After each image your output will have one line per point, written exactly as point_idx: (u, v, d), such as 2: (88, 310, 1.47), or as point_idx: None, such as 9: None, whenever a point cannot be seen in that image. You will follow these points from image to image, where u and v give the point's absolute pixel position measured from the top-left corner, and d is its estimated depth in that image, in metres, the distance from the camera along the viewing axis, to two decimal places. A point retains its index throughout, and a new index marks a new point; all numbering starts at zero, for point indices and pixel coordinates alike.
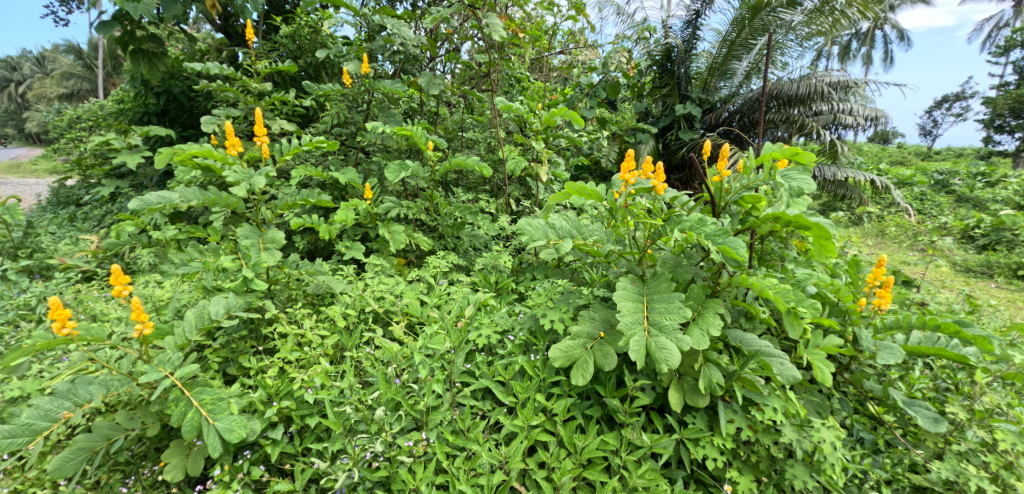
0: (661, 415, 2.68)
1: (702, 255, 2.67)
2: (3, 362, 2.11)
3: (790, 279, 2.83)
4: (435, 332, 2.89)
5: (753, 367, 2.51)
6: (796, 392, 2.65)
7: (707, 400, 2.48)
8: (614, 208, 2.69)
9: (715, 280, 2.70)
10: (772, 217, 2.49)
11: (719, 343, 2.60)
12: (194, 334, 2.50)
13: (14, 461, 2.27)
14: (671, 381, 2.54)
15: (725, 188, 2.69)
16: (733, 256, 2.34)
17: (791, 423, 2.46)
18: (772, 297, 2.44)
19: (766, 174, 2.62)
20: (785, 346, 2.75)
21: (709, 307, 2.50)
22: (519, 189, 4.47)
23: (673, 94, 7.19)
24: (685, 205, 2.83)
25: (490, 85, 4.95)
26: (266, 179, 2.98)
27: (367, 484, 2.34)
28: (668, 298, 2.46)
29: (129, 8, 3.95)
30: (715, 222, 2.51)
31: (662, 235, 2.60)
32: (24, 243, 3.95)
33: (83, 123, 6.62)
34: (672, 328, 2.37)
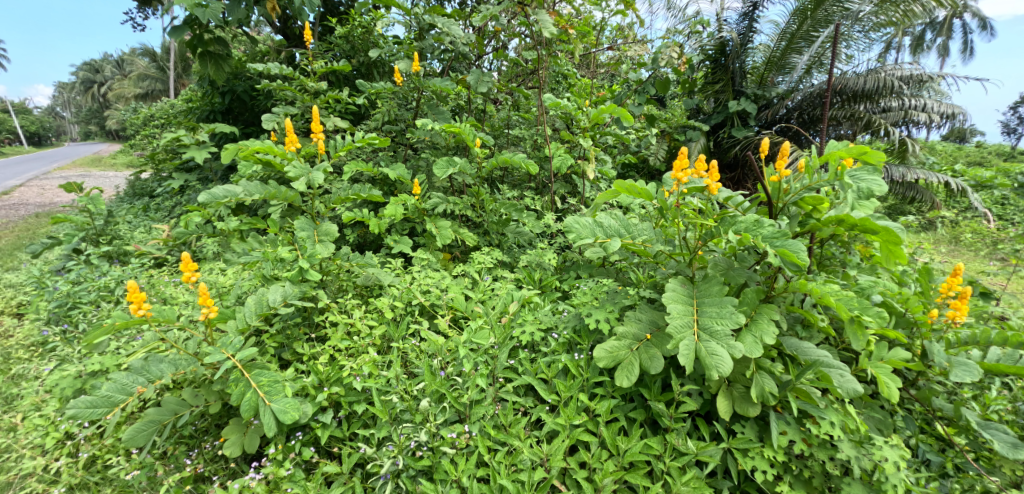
0: (708, 423, 2.61)
1: (757, 258, 2.57)
2: (86, 339, 2.22)
3: (853, 287, 2.63)
4: (480, 326, 2.90)
5: (810, 378, 2.41)
6: (856, 407, 2.53)
7: (757, 410, 2.39)
8: (665, 208, 2.60)
9: (770, 284, 2.61)
10: (835, 219, 2.36)
11: (773, 350, 2.50)
12: (254, 319, 2.57)
13: (95, 428, 2.46)
14: (720, 388, 2.46)
15: (783, 189, 2.61)
16: (793, 259, 2.25)
17: (849, 439, 2.35)
18: (833, 305, 2.31)
19: (832, 174, 2.49)
20: (845, 358, 2.64)
21: (764, 313, 2.42)
22: (564, 187, 4.45)
23: (726, 90, 6.83)
24: (739, 206, 2.71)
25: (536, 83, 4.98)
26: (323, 175, 3.09)
27: (410, 472, 2.38)
28: (720, 302, 2.39)
29: (199, 12, 4.20)
30: (773, 223, 2.42)
31: (714, 236, 2.52)
32: (106, 230, 4.13)
33: (156, 121, 7.07)
34: (724, 334, 2.30)
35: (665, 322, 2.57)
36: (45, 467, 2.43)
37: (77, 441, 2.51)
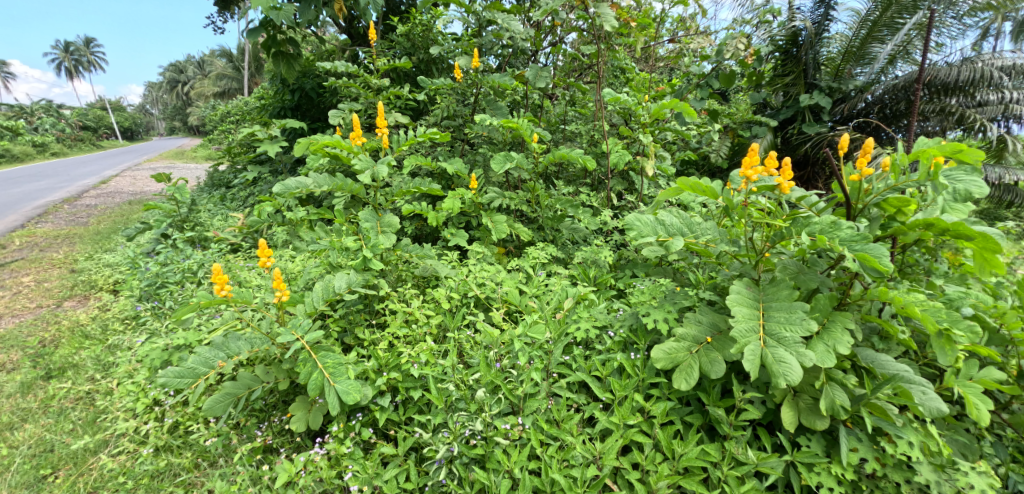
0: (770, 433, 2.52)
1: (830, 263, 2.44)
2: (174, 315, 2.38)
3: (941, 297, 2.48)
4: (535, 321, 2.92)
5: (887, 393, 2.28)
6: (937, 428, 2.39)
7: (826, 423, 2.29)
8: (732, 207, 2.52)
9: (844, 291, 2.48)
10: (924, 223, 2.23)
11: (846, 361, 2.38)
12: (321, 304, 2.68)
13: (179, 397, 2.68)
14: (785, 397, 2.38)
15: (864, 189, 2.45)
16: (874, 264, 2.16)
17: (928, 462, 2.24)
18: (918, 316, 2.20)
19: (922, 174, 2.33)
20: (927, 374, 2.49)
21: (837, 321, 2.31)
22: (621, 183, 4.39)
23: (799, 83, 5.37)
24: (813, 206, 2.59)
25: (594, 78, 4.95)
26: (387, 168, 3.21)
27: (464, 460, 2.42)
28: (790, 307, 2.30)
29: (274, 15, 4.44)
30: (851, 226, 2.30)
31: (784, 238, 2.45)
32: (189, 217, 4.46)
33: (232, 117, 7.53)
34: (793, 341, 2.22)
35: (727, 326, 2.50)
36: (136, 429, 2.69)
37: (163, 408, 2.77)
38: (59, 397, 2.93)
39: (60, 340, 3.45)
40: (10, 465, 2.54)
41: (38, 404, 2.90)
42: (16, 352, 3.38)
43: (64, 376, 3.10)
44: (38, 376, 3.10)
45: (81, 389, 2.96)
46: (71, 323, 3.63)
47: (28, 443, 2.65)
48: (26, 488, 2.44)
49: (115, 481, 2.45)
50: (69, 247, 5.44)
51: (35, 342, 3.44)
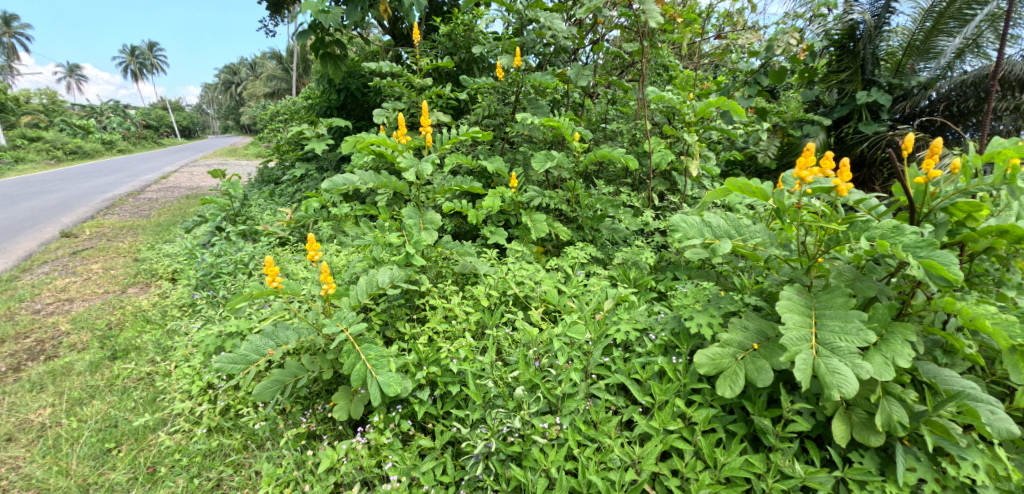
0: (819, 447, 2.43)
1: (890, 270, 2.34)
2: (228, 303, 2.47)
3: (1013, 310, 2.35)
4: (575, 321, 2.90)
5: (951, 411, 2.16)
6: (1004, 451, 2.26)
7: (880, 440, 2.20)
8: (784, 209, 2.43)
9: (905, 300, 2.37)
10: (997, 230, 2.12)
11: (906, 375, 2.27)
12: (365, 298, 2.72)
13: (230, 382, 2.79)
14: (836, 410, 2.28)
15: (931, 192, 2.32)
16: (942, 272, 2.04)
17: (994, 487, 2.12)
18: (988, 329, 2.08)
19: (998, 177, 2.21)
20: (994, 393, 2.35)
21: (897, 332, 2.20)
22: (663, 184, 4.31)
23: (856, 80, 5.03)
24: (872, 210, 2.48)
25: (637, 76, 4.88)
26: (430, 166, 3.26)
27: (501, 456, 2.42)
28: (845, 316, 2.21)
29: (322, 18, 4.57)
30: (916, 231, 2.21)
31: (840, 243, 2.36)
32: (241, 212, 4.64)
33: (281, 116, 7.78)
34: (848, 352, 2.13)
35: (775, 333, 2.42)
36: (191, 410, 2.80)
37: (217, 391, 2.87)
38: (122, 376, 3.10)
39: (124, 323, 3.65)
40: (79, 438, 2.70)
41: (104, 382, 3.07)
42: (85, 333, 3.60)
43: (127, 357, 3.27)
44: (105, 356, 3.28)
45: (143, 370, 3.12)
46: (134, 308, 3.83)
47: (95, 418, 2.81)
48: (93, 459, 2.59)
49: (171, 458, 2.57)
50: (133, 237, 5.74)
51: (102, 324, 3.64)
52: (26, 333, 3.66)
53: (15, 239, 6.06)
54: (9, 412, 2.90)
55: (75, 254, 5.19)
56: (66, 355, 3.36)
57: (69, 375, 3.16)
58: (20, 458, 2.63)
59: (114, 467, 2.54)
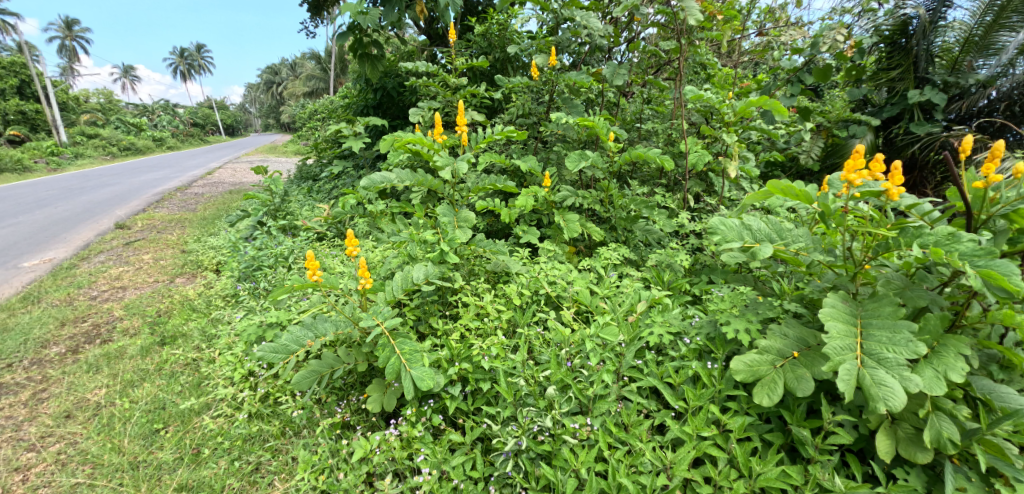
0: (861, 461, 2.34)
1: (942, 280, 2.24)
2: (271, 294, 2.54)
3: None
4: (607, 322, 2.86)
5: (1006, 430, 2.06)
6: None
7: (928, 457, 2.10)
8: (829, 214, 2.35)
9: (958, 312, 2.26)
10: None
11: (957, 391, 2.17)
12: (400, 293, 2.76)
13: (270, 370, 2.87)
14: (881, 424, 2.20)
15: (989, 198, 2.21)
16: (1001, 283, 1.96)
17: None
18: None
19: None
20: None
21: (950, 345, 2.11)
22: (699, 185, 4.22)
23: (906, 78, 4.74)
24: (925, 216, 2.38)
25: (674, 75, 4.80)
26: (466, 165, 3.29)
27: (531, 454, 2.42)
28: (894, 327, 2.13)
29: (362, 19, 4.66)
30: (973, 238, 2.12)
31: (889, 250, 2.27)
32: (282, 207, 4.77)
33: (320, 115, 7.97)
34: (896, 364, 2.05)
35: (817, 341, 2.35)
36: (233, 396, 2.89)
37: (258, 378, 2.97)
38: (171, 362, 3.22)
39: (172, 311, 3.80)
40: (130, 418, 2.82)
41: (153, 366, 3.20)
42: (137, 319, 3.76)
43: (175, 343, 3.41)
44: (154, 342, 3.43)
45: (189, 356, 3.24)
46: (182, 297, 3.98)
47: (145, 400, 2.93)
48: (142, 439, 2.70)
49: (213, 441, 2.67)
50: (181, 230, 5.97)
51: (152, 311, 3.80)
52: (83, 318, 3.84)
53: (74, 229, 6.38)
54: (68, 391, 3.05)
55: (128, 245, 5.43)
56: (119, 339, 3.52)
57: (122, 359, 3.31)
58: (77, 435, 2.76)
59: (162, 447, 2.65)
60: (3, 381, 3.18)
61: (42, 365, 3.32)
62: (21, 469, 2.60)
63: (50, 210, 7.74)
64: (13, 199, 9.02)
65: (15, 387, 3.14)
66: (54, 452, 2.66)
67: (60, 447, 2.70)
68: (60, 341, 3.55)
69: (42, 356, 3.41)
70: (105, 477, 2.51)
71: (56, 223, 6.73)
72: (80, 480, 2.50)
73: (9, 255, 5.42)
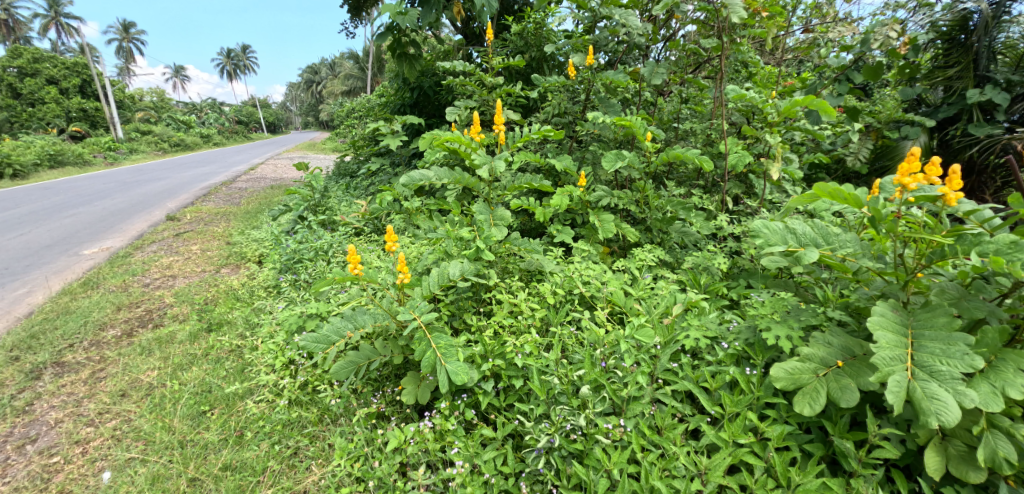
0: (907, 478, 2.24)
1: (1002, 291, 2.13)
2: (313, 286, 2.59)
3: None
4: (643, 323, 2.83)
5: None
6: None
7: (981, 477, 2.00)
8: (880, 218, 2.27)
9: (1019, 325, 2.15)
10: None
11: (1016, 408, 2.06)
12: (436, 289, 2.78)
13: (309, 359, 2.94)
14: (930, 440, 2.11)
15: None
16: None
17: None
18: None
19: None
20: None
21: (1009, 359, 2.01)
22: (739, 187, 4.12)
23: (965, 77, 4.37)
24: (984, 223, 2.26)
25: (714, 74, 4.69)
26: (503, 163, 3.30)
27: (562, 452, 2.40)
28: (948, 338, 2.03)
29: (400, 19, 4.72)
30: None
31: (945, 257, 2.17)
32: (322, 202, 4.89)
33: (357, 113, 8.12)
34: (950, 377, 1.96)
35: (863, 351, 2.26)
36: (275, 383, 2.98)
37: (298, 367, 3.05)
38: (216, 348, 3.34)
39: (217, 300, 3.94)
40: (179, 399, 2.94)
41: (201, 351, 3.33)
42: (186, 306, 3.91)
43: (221, 330, 3.53)
44: (202, 328, 3.56)
45: (233, 344, 3.35)
46: (227, 287, 4.12)
47: (193, 382, 3.05)
48: (190, 419, 2.81)
49: (255, 424, 2.75)
50: (226, 222, 6.19)
51: (200, 299, 3.95)
52: (137, 303, 4.02)
53: (129, 220, 6.68)
54: (123, 371, 3.20)
55: (178, 236, 5.66)
56: (170, 324, 3.67)
57: (172, 343, 3.45)
58: (131, 412, 2.89)
59: (208, 428, 2.75)
60: (64, 360, 3.36)
61: (100, 346, 3.48)
62: (81, 442, 2.73)
63: (107, 201, 8.12)
64: (74, 190, 9.51)
65: (75, 365, 3.31)
66: (110, 427, 2.79)
67: (115, 423, 2.83)
68: (116, 324, 3.72)
69: (100, 338, 3.58)
70: (157, 453, 2.62)
71: (113, 214, 7.05)
72: (134, 455, 2.62)
73: (71, 243, 5.71)
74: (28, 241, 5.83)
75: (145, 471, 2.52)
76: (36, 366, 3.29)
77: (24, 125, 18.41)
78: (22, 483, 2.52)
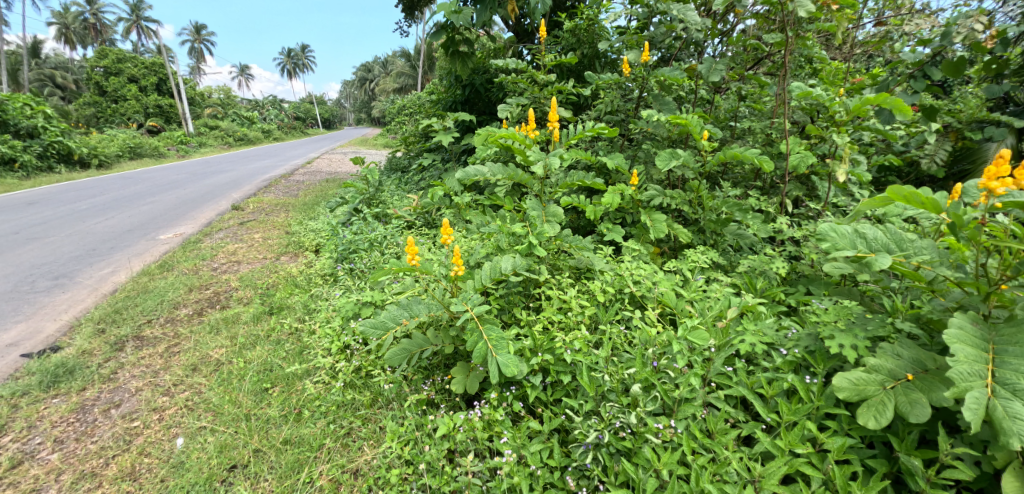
0: None
1: None
2: (372, 275, 2.67)
3: None
4: (696, 325, 2.76)
5: None
6: None
7: None
8: (962, 225, 2.15)
9: None
10: None
11: None
12: (488, 282, 2.82)
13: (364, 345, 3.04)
14: (1009, 463, 1.97)
15: None
16: None
17: None
18: None
19: None
20: None
21: None
22: (799, 189, 3.95)
23: None
24: None
25: (776, 70, 4.52)
26: (557, 159, 3.30)
27: (610, 449, 2.38)
28: None
29: (454, 18, 4.78)
30: None
31: None
32: (377, 195, 5.02)
33: (408, 110, 8.28)
34: None
35: (936, 365, 2.14)
36: (331, 366, 3.09)
37: (353, 351, 3.16)
38: (277, 331, 3.50)
39: (278, 285, 4.12)
40: (245, 375, 3.09)
41: (263, 333, 3.49)
42: (249, 290, 4.11)
43: (281, 313, 3.70)
44: (264, 311, 3.74)
45: (292, 327, 3.50)
46: (287, 273, 4.30)
47: (257, 361, 3.20)
48: (254, 395, 2.95)
49: (312, 403, 2.86)
50: (286, 213, 6.45)
51: (262, 284, 4.14)
52: (206, 285, 4.25)
53: (199, 208, 7.07)
54: (195, 347, 3.39)
55: (242, 224, 5.95)
56: (235, 306, 3.87)
57: (238, 323, 3.63)
58: (202, 385, 3.06)
59: (270, 404, 2.88)
60: (143, 334, 3.59)
61: (174, 323, 3.71)
62: (157, 409, 2.92)
63: (180, 191, 8.62)
64: (150, 180, 10.15)
65: (153, 339, 3.53)
66: (184, 398, 2.97)
67: (188, 394, 3.00)
68: (188, 304, 3.96)
69: (174, 316, 3.81)
70: (225, 424, 2.76)
71: (185, 203, 7.49)
72: (204, 425, 2.77)
73: (148, 228, 6.10)
74: (111, 225, 6.26)
75: (214, 440, 2.67)
76: (119, 339, 3.54)
77: (106, 120, 19.77)
78: (108, 443, 2.72)
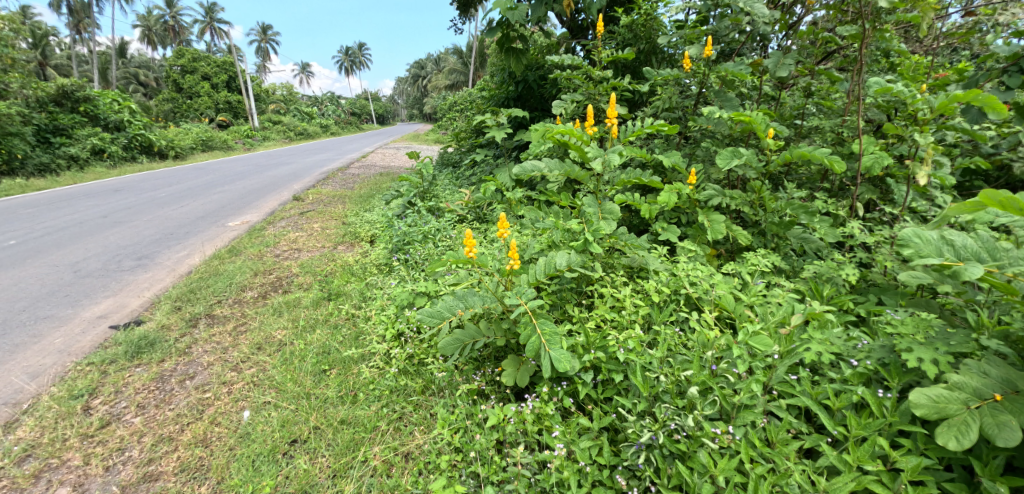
0: None
1: None
2: (430, 265, 2.72)
3: None
4: (757, 330, 2.65)
5: None
6: None
7: None
8: None
9: None
10: None
11: None
12: (542, 277, 2.80)
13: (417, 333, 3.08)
14: None
15: None
16: None
17: None
18: None
19: None
20: None
21: None
22: (872, 192, 3.72)
23: None
24: None
25: (847, 66, 4.27)
26: (616, 156, 3.25)
27: (664, 451, 2.32)
28: None
29: (510, 14, 4.77)
30: None
31: None
32: (430, 189, 5.09)
33: (460, 106, 8.35)
34: None
35: None
36: (386, 352, 3.17)
37: (406, 339, 3.22)
38: (334, 316, 3.61)
39: (335, 273, 4.25)
40: (305, 356, 3.20)
41: (323, 316, 3.61)
42: (309, 276, 4.26)
43: (339, 299, 3.82)
44: (323, 296, 3.86)
45: (349, 314, 3.60)
46: (343, 262, 4.42)
47: (316, 343, 3.31)
48: (314, 375, 3.05)
49: (367, 387, 2.94)
50: (343, 204, 6.65)
51: (321, 271, 4.28)
52: (270, 270, 4.44)
53: (264, 198, 7.40)
54: (259, 327, 3.55)
55: (302, 214, 6.17)
56: (296, 291, 4.02)
57: (298, 307, 3.77)
58: (266, 363, 3.20)
59: (327, 385, 2.97)
60: (215, 312, 3.79)
61: (241, 304, 3.89)
62: (227, 383, 3.07)
63: (247, 181, 9.05)
64: (219, 171, 10.71)
65: (223, 318, 3.72)
66: (250, 374, 3.11)
67: (254, 371, 3.14)
68: (254, 287, 4.14)
69: (241, 297, 4.00)
70: (287, 401, 2.87)
71: (252, 192, 7.85)
72: (269, 399, 2.89)
73: (219, 215, 6.44)
74: (187, 211, 6.64)
75: (278, 415, 2.78)
76: (193, 315, 3.74)
77: (181, 113, 20.97)
78: (183, 411, 2.88)
